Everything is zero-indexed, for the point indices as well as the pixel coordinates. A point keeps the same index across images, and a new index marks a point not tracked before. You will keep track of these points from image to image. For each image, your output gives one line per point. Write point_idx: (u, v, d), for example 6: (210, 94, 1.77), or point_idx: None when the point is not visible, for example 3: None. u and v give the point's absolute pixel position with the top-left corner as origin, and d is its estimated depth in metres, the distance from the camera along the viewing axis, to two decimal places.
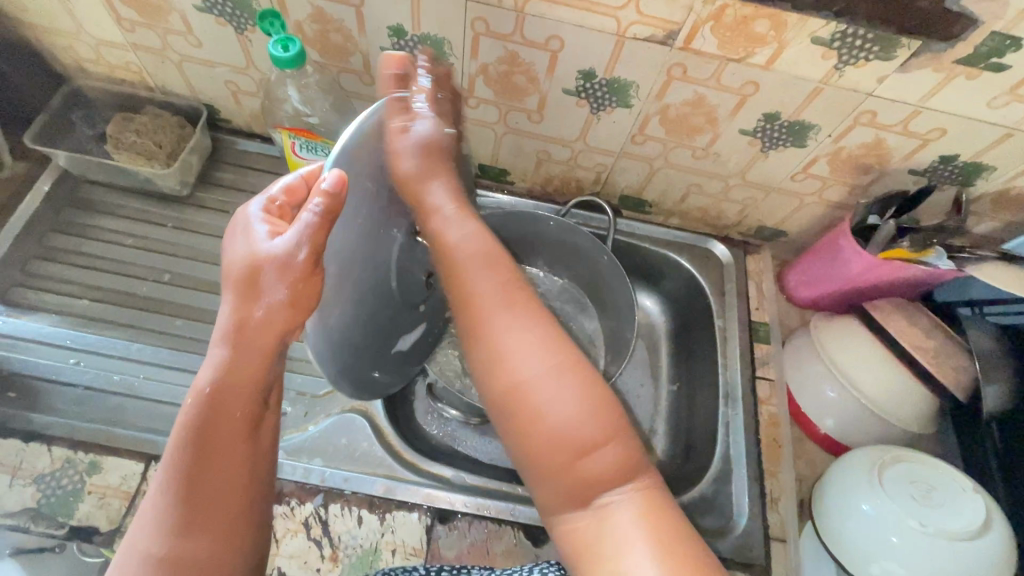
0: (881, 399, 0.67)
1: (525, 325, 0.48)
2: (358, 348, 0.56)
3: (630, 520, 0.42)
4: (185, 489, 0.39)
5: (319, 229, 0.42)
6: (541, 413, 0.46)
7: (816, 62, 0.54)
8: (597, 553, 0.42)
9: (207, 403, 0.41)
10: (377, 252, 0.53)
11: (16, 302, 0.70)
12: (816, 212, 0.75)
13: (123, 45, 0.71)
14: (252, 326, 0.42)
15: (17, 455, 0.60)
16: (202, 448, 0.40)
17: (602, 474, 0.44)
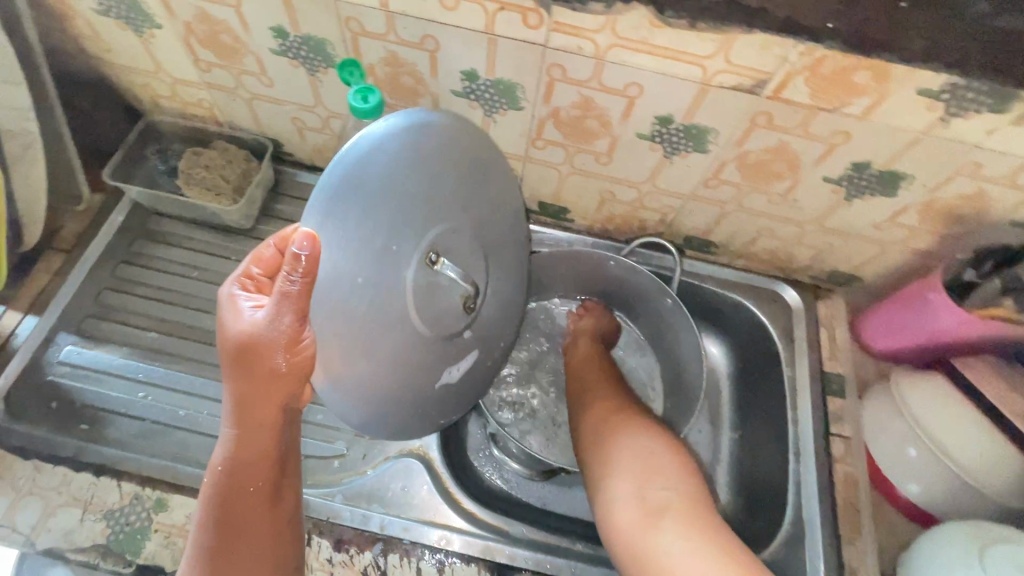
0: (974, 466, 0.62)
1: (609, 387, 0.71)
2: (388, 389, 0.49)
3: (675, 504, 0.55)
4: (215, 548, 0.45)
5: (301, 295, 0.38)
6: (612, 432, 0.63)
7: (918, 113, 0.51)
8: (649, 524, 0.54)
9: (222, 484, 0.45)
10: (397, 281, 0.44)
11: (88, 332, 0.72)
12: (899, 260, 0.70)
13: (198, 83, 0.72)
14: (254, 410, 0.43)
15: (89, 489, 0.61)
16: (224, 525, 0.45)
17: (657, 466, 0.58)
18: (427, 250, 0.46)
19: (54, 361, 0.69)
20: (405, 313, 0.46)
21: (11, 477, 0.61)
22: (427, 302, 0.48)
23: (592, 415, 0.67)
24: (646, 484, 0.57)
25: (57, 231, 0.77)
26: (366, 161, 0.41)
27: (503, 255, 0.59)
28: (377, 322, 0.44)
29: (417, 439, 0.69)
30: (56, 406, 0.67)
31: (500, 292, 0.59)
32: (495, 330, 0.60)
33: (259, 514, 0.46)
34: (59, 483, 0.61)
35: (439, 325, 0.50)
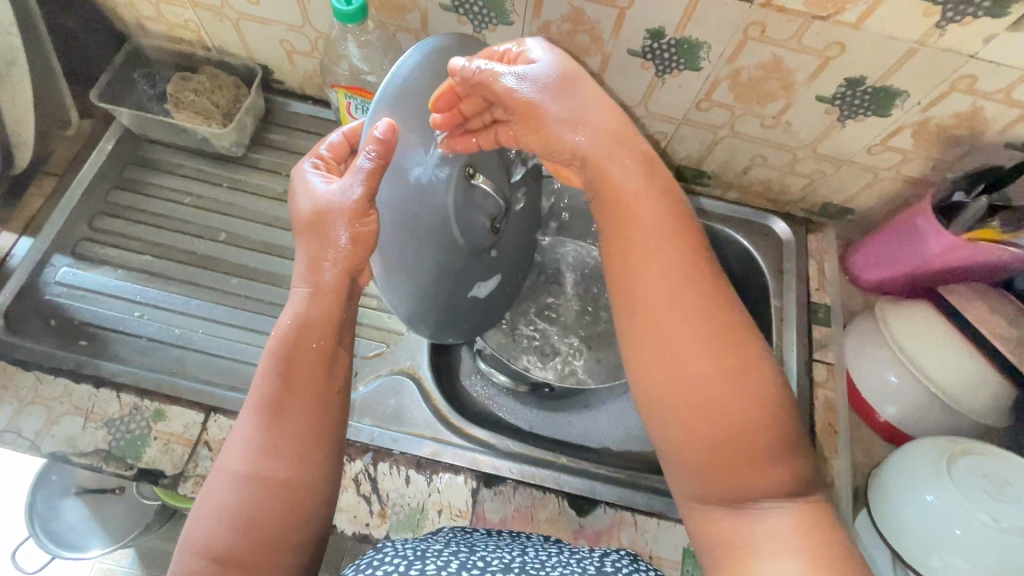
0: (950, 386, 0.63)
1: (692, 317, 0.43)
2: (432, 292, 0.55)
3: (784, 532, 0.39)
4: (270, 413, 0.44)
5: (373, 174, 0.44)
6: (702, 413, 0.41)
7: (915, 19, 0.50)
8: (749, 551, 0.39)
9: (287, 337, 0.46)
10: (439, 193, 0.50)
11: (84, 254, 0.73)
12: (891, 188, 0.70)
13: (183, 2, 0.71)
14: (325, 270, 0.47)
15: (90, 399, 0.63)
16: (286, 378, 0.45)
17: (765, 478, 0.40)
18: (464, 165, 0.51)
19: (51, 281, 0.70)
20: (446, 223, 0.51)
21: (14, 387, 0.63)
22: (466, 216, 0.52)
23: (668, 374, 0.42)
24: (748, 494, 0.41)
25: (48, 156, 0.77)
26: (409, 84, 0.47)
27: (524, 179, 0.63)
28: (423, 226, 0.49)
29: (407, 359, 0.71)
30: (55, 323, 0.68)
31: (524, 216, 0.65)
32: (516, 261, 0.66)
33: (319, 373, 0.46)
34: (61, 393, 0.63)
35: (474, 239, 0.55)
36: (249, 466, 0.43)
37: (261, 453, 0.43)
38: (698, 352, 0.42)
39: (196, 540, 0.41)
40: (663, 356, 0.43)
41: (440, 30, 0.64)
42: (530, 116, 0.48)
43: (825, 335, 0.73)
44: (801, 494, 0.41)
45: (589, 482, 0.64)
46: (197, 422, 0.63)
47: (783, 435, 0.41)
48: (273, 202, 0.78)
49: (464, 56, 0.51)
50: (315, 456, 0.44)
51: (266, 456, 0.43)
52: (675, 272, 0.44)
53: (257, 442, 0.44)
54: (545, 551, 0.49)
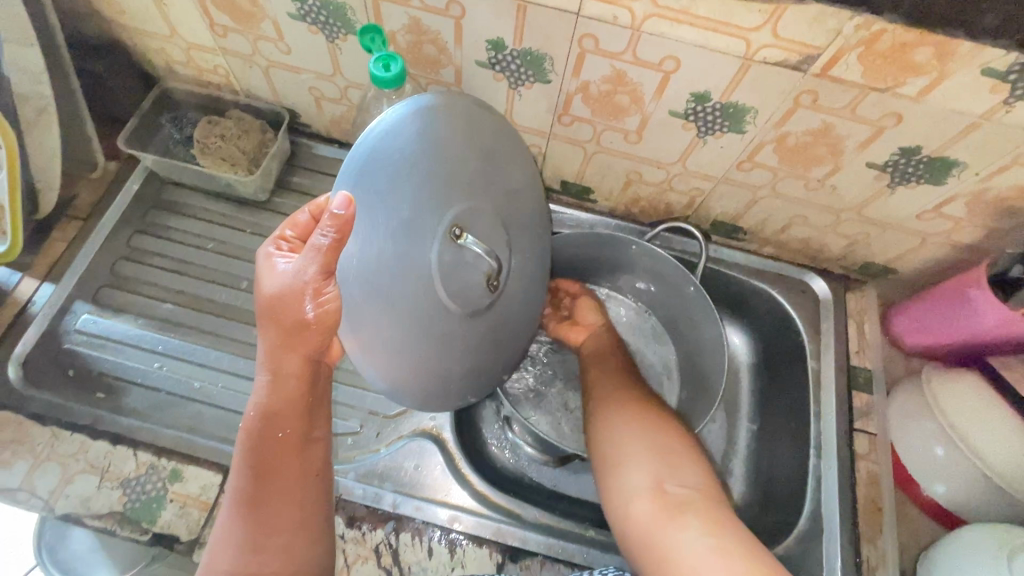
0: (1004, 470, 0.59)
1: (614, 368, 0.69)
2: (420, 360, 0.48)
3: (694, 500, 0.53)
4: (249, 509, 0.45)
5: (331, 253, 0.39)
6: (620, 431, 0.60)
7: (981, 95, 0.47)
8: (672, 519, 0.52)
9: (254, 431, 0.44)
10: (421, 254, 0.44)
11: (104, 301, 0.71)
12: (941, 252, 0.67)
13: (214, 49, 0.70)
14: (286, 361, 0.44)
15: (106, 457, 0.62)
16: (258, 471, 0.45)
17: (676, 468, 0.56)
18: (452, 223, 0.46)
19: (71, 330, 0.69)
20: (430, 286, 0.45)
21: (30, 443, 0.61)
22: (453, 278, 0.47)
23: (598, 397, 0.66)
24: (666, 481, 0.55)
25: (73, 198, 0.76)
26: (384, 141, 0.42)
27: (522, 233, 0.56)
28: (404, 292, 0.44)
29: (431, 420, 0.69)
30: (73, 373, 0.67)
31: (528, 274, 0.58)
32: (522, 323, 0.60)
33: (293, 463, 0.46)
34: (76, 450, 0.62)
35: (467, 301, 0.49)
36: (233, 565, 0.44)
37: (246, 550, 0.44)
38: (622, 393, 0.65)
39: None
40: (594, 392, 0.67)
41: (474, 84, 0.63)
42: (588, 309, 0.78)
43: (867, 402, 0.70)
44: (706, 489, 0.55)
45: (619, 558, 0.61)
46: (214, 483, 0.61)
47: (684, 445, 0.59)
48: None
49: (455, 112, 0.47)
50: (298, 541, 0.46)
51: (252, 554, 0.44)
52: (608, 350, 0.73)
53: (239, 539, 0.44)
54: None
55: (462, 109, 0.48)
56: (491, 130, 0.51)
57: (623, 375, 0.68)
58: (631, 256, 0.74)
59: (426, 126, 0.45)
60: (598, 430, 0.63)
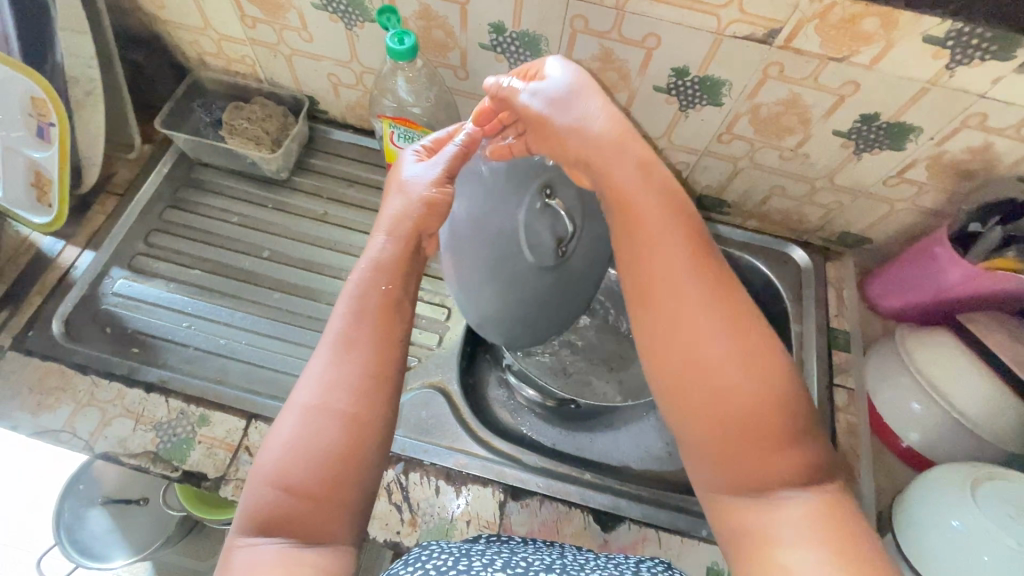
0: (972, 413, 0.64)
1: (691, 284, 0.45)
2: (496, 296, 0.60)
3: (801, 508, 0.41)
4: (340, 348, 0.47)
5: (455, 158, 0.54)
6: (704, 389, 0.43)
7: (925, 61, 0.53)
8: (770, 538, 0.40)
9: (365, 276, 0.50)
10: (511, 211, 0.57)
11: (138, 268, 0.78)
12: (909, 218, 0.72)
13: (243, 40, 0.78)
14: (403, 222, 0.53)
15: (140, 403, 0.67)
16: (359, 312, 0.48)
17: (775, 459, 0.42)
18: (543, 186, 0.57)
19: (109, 292, 0.75)
20: (514, 237, 0.57)
21: (72, 390, 0.67)
22: (531, 233, 0.57)
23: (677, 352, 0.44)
24: (766, 478, 0.42)
25: (111, 177, 0.83)
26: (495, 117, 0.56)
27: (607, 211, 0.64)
28: (490, 237, 0.57)
29: (438, 375, 0.74)
30: (110, 331, 0.73)
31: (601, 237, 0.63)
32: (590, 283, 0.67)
33: (384, 316, 0.49)
34: (114, 397, 0.67)
35: (541, 256, 0.58)
36: (318, 400, 0.45)
37: (328, 387, 0.45)
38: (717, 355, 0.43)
39: (269, 470, 0.43)
40: (669, 335, 0.44)
41: (478, 66, 0.70)
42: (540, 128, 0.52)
43: (845, 360, 0.75)
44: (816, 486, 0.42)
45: (614, 498, 0.65)
46: (239, 427, 0.67)
47: (797, 424, 0.43)
48: (314, 223, 0.83)
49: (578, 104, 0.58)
50: (374, 397, 0.46)
51: (335, 391, 0.45)
52: (672, 249, 0.46)
53: (329, 376, 0.46)
54: (583, 556, 0.53)
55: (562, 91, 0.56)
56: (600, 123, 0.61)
57: (723, 311, 0.44)
58: None
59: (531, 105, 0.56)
60: (673, 380, 0.44)
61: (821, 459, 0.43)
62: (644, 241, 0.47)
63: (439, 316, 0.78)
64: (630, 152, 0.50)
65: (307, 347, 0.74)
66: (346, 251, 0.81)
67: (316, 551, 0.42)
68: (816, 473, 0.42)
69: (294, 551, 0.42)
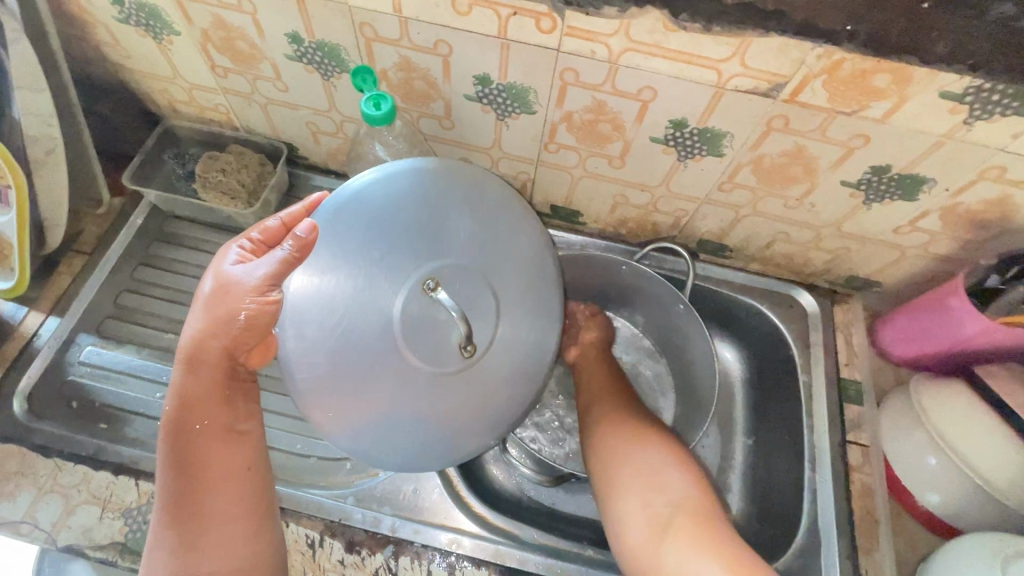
0: (995, 477, 0.60)
1: (611, 398, 0.70)
2: (382, 415, 0.48)
3: (679, 512, 0.55)
4: (175, 511, 0.48)
5: (286, 265, 0.47)
6: (617, 446, 0.62)
7: (941, 116, 0.50)
8: (659, 533, 0.54)
9: (175, 422, 0.49)
10: (381, 307, 0.48)
11: (108, 333, 0.73)
12: (922, 264, 0.69)
13: (215, 89, 0.73)
14: (209, 346, 0.49)
15: (108, 487, 0.62)
16: (182, 468, 0.48)
17: (663, 485, 0.57)
18: (423, 279, 0.48)
19: (76, 361, 0.71)
20: (389, 337, 0.47)
21: (33, 474, 0.63)
22: (419, 334, 0.47)
23: (614, 466, 0.61)
24: (652, 496, 0.57)
25: (78, 234, 0.79)
26: (357, 198, 0.50)
27: (530, 300, 0.50)
28: (355, 348, 0.47)
29: None
30: (76, 405, 0.68)
31: (520, 336, 0.50)
32: (511, 389, 0.50)
33: (219, 452, 0.49)
34: (79, 481, 0.63)
35: (433, 360, 0.48)
36: (173, 571, 0.47)
37: (180, 556, 0.47)
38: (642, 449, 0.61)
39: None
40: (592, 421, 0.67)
41: (464, 116, 0.66)
42: (260, 324, 0.48)
43: (857, 414, 0.71)
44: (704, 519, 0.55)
45: None
46: None
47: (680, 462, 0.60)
48: None
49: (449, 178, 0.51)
50: (232, 542, 0.49)
51: (192, 558, 0.47)
52: (602, 381, 0.73)
53: (174, 545, 0.47)
54: None
55: (449, 171, 0.52)
56: (498, 195, 0.52)
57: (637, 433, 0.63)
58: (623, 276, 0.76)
59: (407, 186, 0.50)
60: (596, 445, 0.64)
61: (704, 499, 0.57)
62: (584, 378, 0.74)
63: None
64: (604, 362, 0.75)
65: (289, 417, 0.70)
66: None
67: None
68: (687, 474, 0.59)
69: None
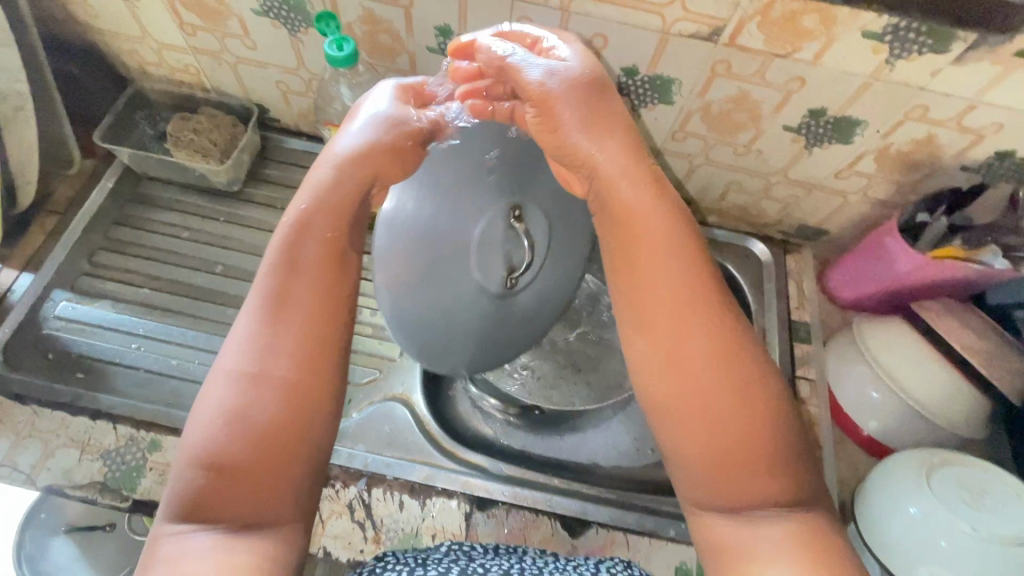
0: (927, 400, 0.65)
1: (697, 325, 0.43)
2: (430, 311, 0.54)
3: (784, 541, 0.39)
4: (271, 307, 0.43)
5: (438, 128, 0.50)
6: (705, 419, 0.42)
7: (866, 56, 0.54)
8: (748, 558, 0.40)
9: (299, 215, 0.45)
10: (472, 220, 0.53)
11: (82, 289, 0.74)
12: (862, 210, 0.73)
13: (184, 48, 0.75)
14: (348, 156, 0.46)
15: (86, 431, 0.64)
16: (289, 264, 0.44)
17: (763, 491, 0.41)
18: (510, 207, 0.55)
19: (50, 316, 0.72)
20: (467, 248, 0.54)
21: (11, 420, 0.64)
22: (489, 251, 0.55)
23: (696, 445, 0.42)
24: (748, 505, 0.41)
25: (50, 195, 0.79)
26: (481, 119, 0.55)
27: (568, 264, 0.66)
28: (441, 248, 0.52)
29: (400, 386, 0.72)
30: (52, 357, 0.70)
31: (547, 283, 0.64)
32: (527, 319, 0.64)
33: (329, 268, 0.45)
34: (57, 426, 0.64)
35: (488, 276, 0.56)
36: (247, 365, 0.42)
37: (260, 354, 0.42)
38: (740, 420, 0.41)
39: (194, 448, 0.40)
40: (666, 366, 0.43)
41: (428, 70, 0.68)
42: (398, 153, 0.47)
43: (806, 352, 0.76)
44: (802, 507, 0.41)
45: (580, 503, 0.65)
46: None
47: (788, 452, 0.42)
48: (269, 236, 0.81)
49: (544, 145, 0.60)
50: (318, 357, 0.43)
51: (268, 357, 0.42)
52: (678, 288, 0.44)
53: (259, 339, 0.42)
54: (543, 559, 0.53)
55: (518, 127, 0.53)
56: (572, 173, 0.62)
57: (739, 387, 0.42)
58: None
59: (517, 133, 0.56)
60: (666, 403, 0.43)
61: (822, 481, 0.43)
62: (633, 269, 0.46)
63: None
64: (666, 229, 0.46)
65: None
66: None
67: (251, 529, 0.39)
68: (796, 478, 0.41)
69: (228, 539, 0.38)
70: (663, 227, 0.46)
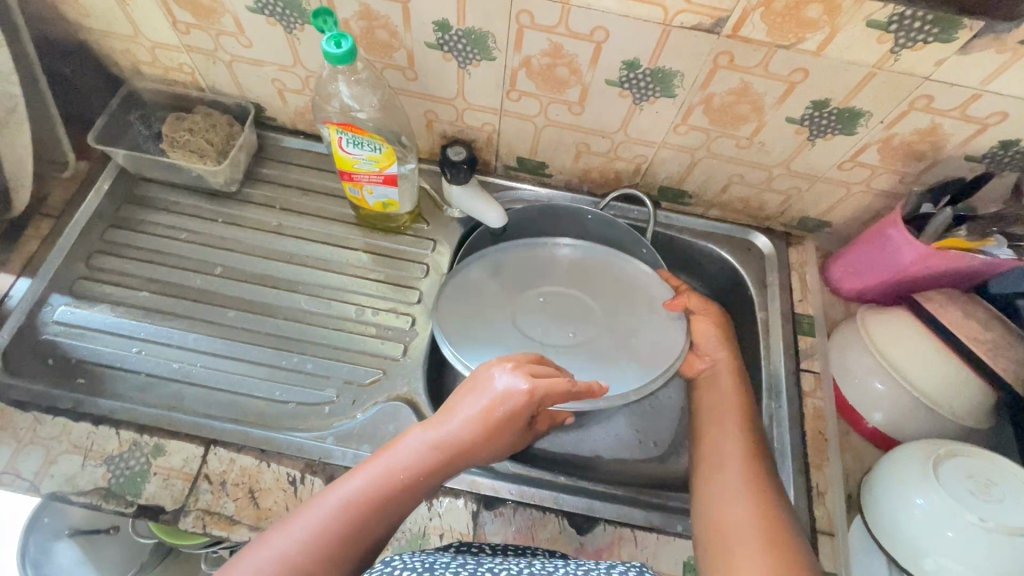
0: (932, 391, 0.65)
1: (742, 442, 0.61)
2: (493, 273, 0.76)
3: None
4: (341, 519, 0.48)
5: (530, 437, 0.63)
6: (726, 499, 0.54)
7: (871, 46, 0.53)
8: None
9: (401, 459, 0.53)
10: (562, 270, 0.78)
11: (80, 293, 0.74)
12: (865, 201, 0.73)
13: (178, 47, 0.74)
14: (470, 425, 0.55)
15: (88, 437, 0.64)
16: (374, 498, 0.50)
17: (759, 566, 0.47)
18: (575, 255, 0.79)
19: (48, 321, 0.71)
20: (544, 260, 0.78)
21: (12, 427, 0.64)
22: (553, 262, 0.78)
23: (719, 508, 0.54)
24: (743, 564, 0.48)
25: (45, 198, 0.78)
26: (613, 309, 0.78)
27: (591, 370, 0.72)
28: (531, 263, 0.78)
29: (405, 385, 0.72)
30: (52, 362, 0.69)
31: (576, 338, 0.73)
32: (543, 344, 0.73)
33: (396, 505, 0.51)
34: (60, 432, 0.64)
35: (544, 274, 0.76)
36: (294, 551, 0.46)
37: (308, 547, 0.46)
38: (756, 505, 0.53)
39: None
40: (712, 463, 0.60)
41: (426, 66, 0.67)
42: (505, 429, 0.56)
43: (811, 344, 0.75)
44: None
45: (587, 500, 0.65)
46: (197, 455, 0.64)
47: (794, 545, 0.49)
48: (269, 236, 0.80)
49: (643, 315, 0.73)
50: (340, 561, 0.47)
51: (311, 549, 0.46)
52: (734, 417, 0.64)
53: (313, 531, 0.47)
54: (553, 563, 0.52)
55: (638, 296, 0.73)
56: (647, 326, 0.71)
57: (766, 529, 0.50)
58: (591, 226, 0.81)
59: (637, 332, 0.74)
60: (708, 474, 0.59)
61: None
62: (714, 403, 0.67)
63: (404, 324, 0.76)
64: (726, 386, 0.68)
65: (267, 367, 0.71)
66: (302, 262, 0.78)
67: None
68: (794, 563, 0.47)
69: None
70: (728, 401, 0.66)
